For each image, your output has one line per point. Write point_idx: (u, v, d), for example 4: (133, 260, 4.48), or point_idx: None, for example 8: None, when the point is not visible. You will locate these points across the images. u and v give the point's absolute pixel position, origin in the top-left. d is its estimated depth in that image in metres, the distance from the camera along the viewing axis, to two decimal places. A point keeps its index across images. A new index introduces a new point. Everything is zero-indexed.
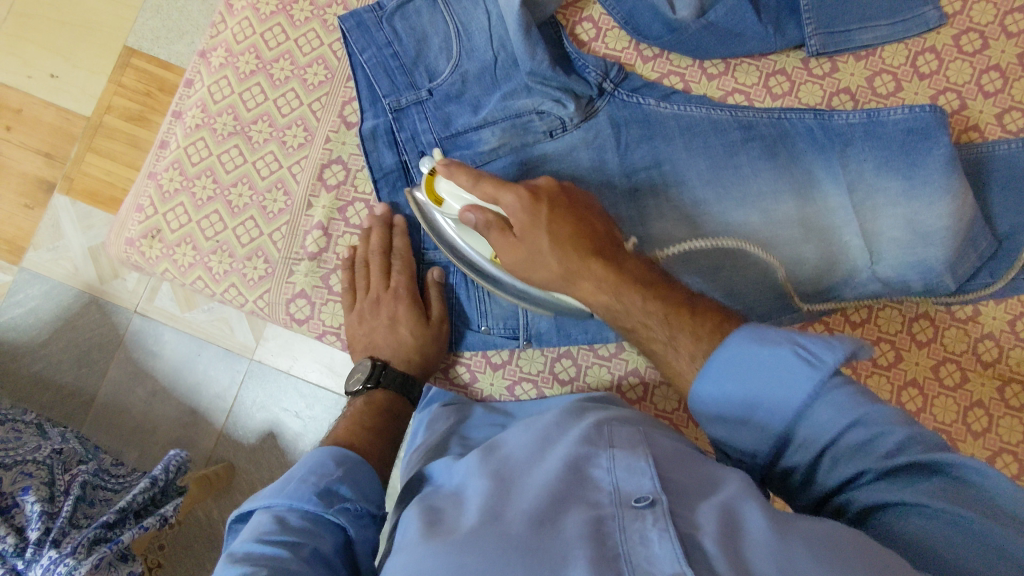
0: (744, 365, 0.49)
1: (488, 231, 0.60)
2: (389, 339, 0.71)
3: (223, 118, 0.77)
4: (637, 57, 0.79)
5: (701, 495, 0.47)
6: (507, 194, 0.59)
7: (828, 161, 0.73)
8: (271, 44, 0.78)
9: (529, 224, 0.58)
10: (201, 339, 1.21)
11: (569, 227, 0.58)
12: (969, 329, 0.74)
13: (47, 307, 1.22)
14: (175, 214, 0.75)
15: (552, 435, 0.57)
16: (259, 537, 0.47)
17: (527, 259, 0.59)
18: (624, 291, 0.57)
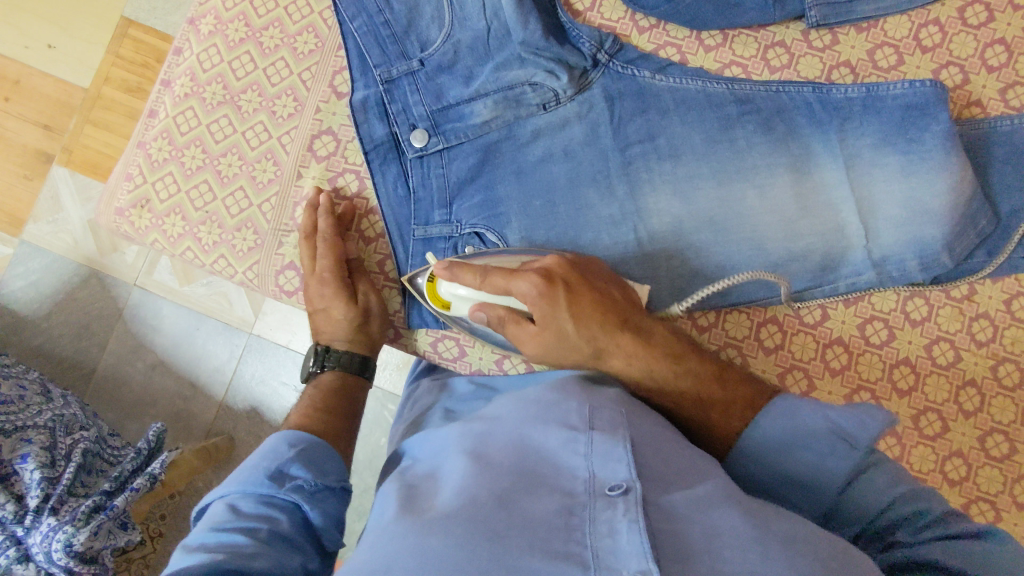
0: (783, 429, 0.56)
1: (504, 322, 0.64)
2: (328, 324, 0.72)
3: (212, 87, 0.76)
4: (633, 27, 0.77)
5: (673, 485, 0.49)
6: (521, 286, 0.62)
7: (827, 135, 0.72)
8: (260, 11, 0.77)
9: (547, 310, 0.62)
10: (200, 313, 1.21)
11: (590, 303, 0.62)
12: (963, 308, 0.73)
13: (47, 279, 1.22)
14: (164, 184, 0.75)
15: (535, 411, 0.58)
16: (213, 526, 0.49)
17: (555, 343, 0.64)
18: (655, 365, 0.62)
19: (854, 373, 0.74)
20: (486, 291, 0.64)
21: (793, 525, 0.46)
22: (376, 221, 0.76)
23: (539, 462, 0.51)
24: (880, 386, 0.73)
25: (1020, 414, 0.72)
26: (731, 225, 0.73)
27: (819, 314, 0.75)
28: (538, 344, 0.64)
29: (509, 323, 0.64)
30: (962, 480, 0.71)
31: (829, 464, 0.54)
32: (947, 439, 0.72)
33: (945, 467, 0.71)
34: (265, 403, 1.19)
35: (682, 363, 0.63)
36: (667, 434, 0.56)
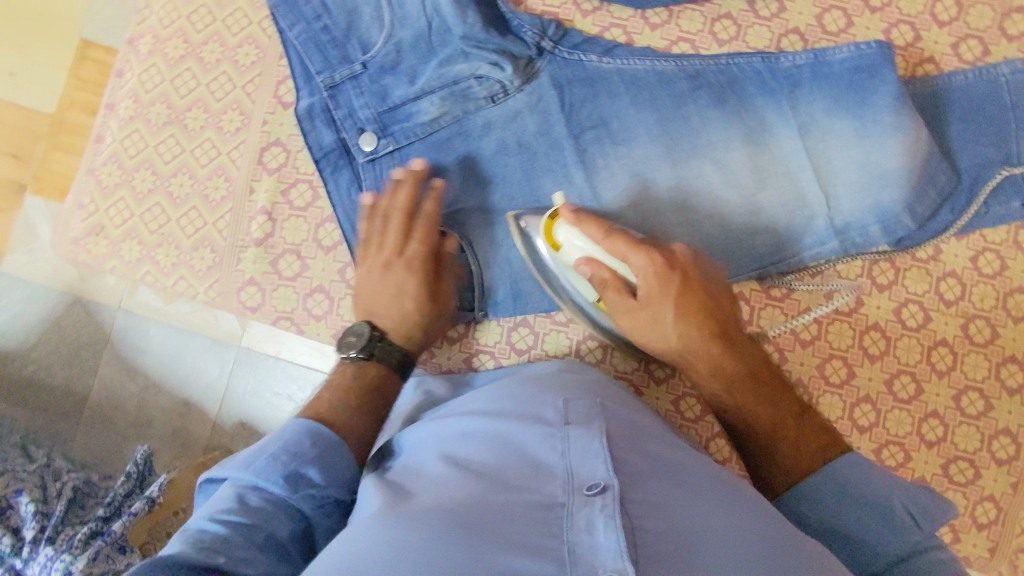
0: (841, 487, 0.54)
1: (605, 288, 0.64)
2: (391, 308, 0.68)
3: (156, 107, 0.75)
4: (576, 12, 0.76)
5: (650, 481, 0.47)
6: (640, 259, 0.62)
7: (779, 106, 0.71)
8: (198, 26, 0.76)
9: (657, 292, 0.62)
10: (185, 331, 1.19)
11: (695, 302, 0.62)
12: (930, 269, 0.73)
13: (31, 310, 1.22)
14: (117, 209, 0.74)
15: (514, 408, 0.56)
16: (220, 514, 0.47)
17: (647, 325, 0.63)
18: (736, 390, 0.62)
19: (824, 342, 0.73)
20: (604, 248, 0.64)
21: (767, 527, 0.45)
22: (332, 229, 0.74)
23: (516, 458, 0.50)
24: (851, 353, 0.73)
25: (994, 370, 0.71)
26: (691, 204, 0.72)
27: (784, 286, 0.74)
28: (631, 318, 0.64)
29: (607, 286, 0.64)
30: (939, 441, 0.71)
31: (878, 537, 0.51)
32: (922, 401, 0.71)
33: (922, 429, 0.71)
34: (261, 414, 1.16)
35: (754, 385, 0.62)
36: (642, 430, 0.55)
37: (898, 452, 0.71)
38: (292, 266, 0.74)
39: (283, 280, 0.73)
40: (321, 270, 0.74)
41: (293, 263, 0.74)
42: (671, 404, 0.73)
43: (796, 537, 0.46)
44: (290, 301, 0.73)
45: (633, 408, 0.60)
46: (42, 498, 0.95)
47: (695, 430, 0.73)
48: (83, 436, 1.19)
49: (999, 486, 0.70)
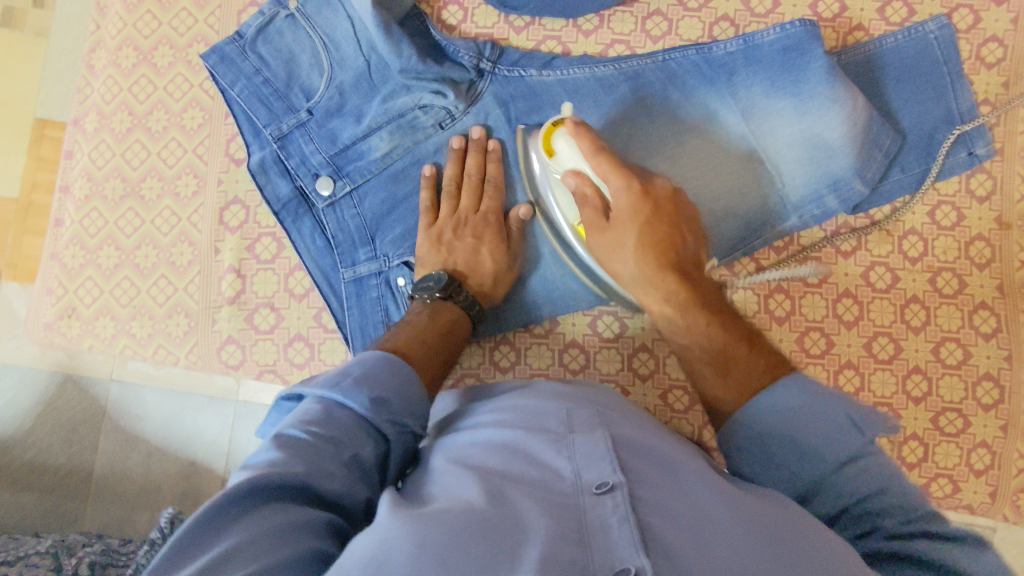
0: (775, 411, 0.50)
1: (584, 204, 0.63)
2: (469, 259, 0.69)
3: (111, 183, 0.75)
4: (509, 30, 0.77)
5: (657, 479, 0.47)
6: (622, 181, 0.61)
7: (719, 94, 0.72)
8: (140, 97, 0.76)
9: (627, 218, 0.62)
10: (182, 392, 1.17)
11: (658, 235, 0.62)
12: (891, 229, 0.74)
13: (22, 395, 1.20)
14: (86, 289, 0.75)
15: (515, 411, 0.54)
16: (307, 426, 0.46)
17: (613, 249, 0.63)
18: (689, 311, 0.60)
19: (800, 316, 0.74)
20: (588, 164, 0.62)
21: (775, 513, 0.45)
22: (302, 276, 0.74)
23: (521, 459, 0.48)
24: (827, 323, 0.74)
25: (967, 318, 0.73)
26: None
27: (753, 268, 0.75)
28: (598, 237, 0.63)
29: (585, 202, 0.63)
30: (925, 395, 0.72)
31: (817, 454, 0.48)
32: (902, 359, 0.72)
33: (907, 386, 0.72)
34: None
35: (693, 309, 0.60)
36: (640, 427, 0.55)
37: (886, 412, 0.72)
38: (268, 319, 0.74)
39: (260, 334, 0.74)
40: (297, 318, 0.74)
41: (268, 315, 0.74)
42: (659, 399, 0.74)
43: (800, 518, 0.46)
44: (270, 353, 0.74)
45: (628, 410, 0.59)
46: (55, 570, 0.90)
47: (686, 421, 0.74)
48: (93, 510, 1.18)
49: (990, 431, 0.71)
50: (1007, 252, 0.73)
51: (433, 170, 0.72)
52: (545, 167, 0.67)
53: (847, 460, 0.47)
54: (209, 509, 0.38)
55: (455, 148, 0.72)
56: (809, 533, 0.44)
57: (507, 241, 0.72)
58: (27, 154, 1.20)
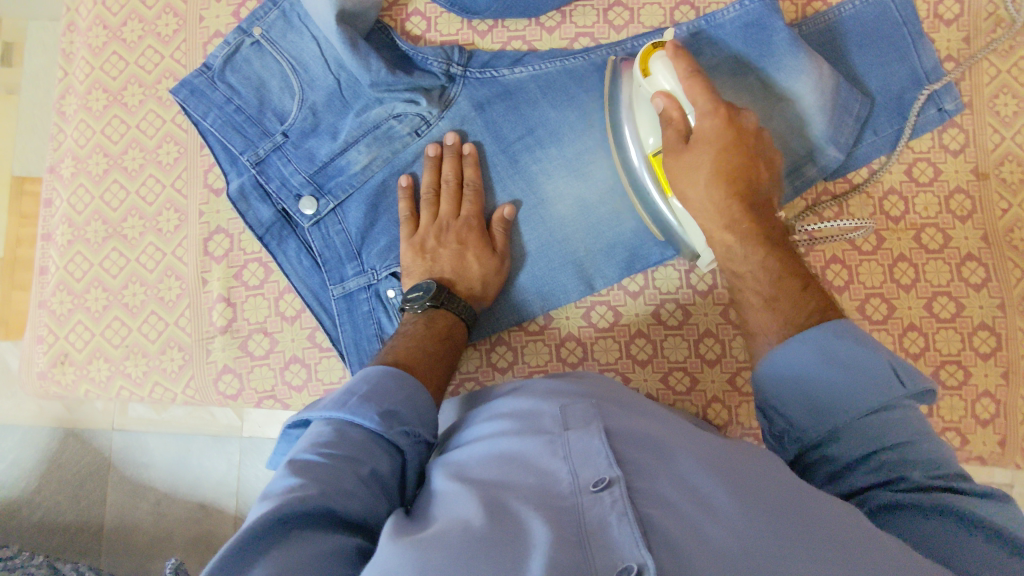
0: (824, 349, 0.53)
1: (667, 127, 0.64)
2: (455, 266, 0.69)
3: (93, 226, 0.75)
4: (473, 34, 0.77)
5: (655, 467, 0.46)
6: (709, 106, 0.62)
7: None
8: (114, 138, 0.76)
9: (711, 140, 0.62)
10: (185, 435, 1.16)
11: (738, 159, 0.62)
12: (870, 191, 0.75)
13: (26, 455, 1.19)
14: (76, 333, 0.74)
15: (511, 420, 0.54)
16: (319, 449, 0.46)
17: (689, 172, 0.63)
18: (751, 241, 0.62)
19: None
20: (681, 86, 0.64)
21: (780, 490, 0.44)
22: (293, 298, 0.74)
23: (519, 468, 0.48)
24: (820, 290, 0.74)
25: (955, 271, 0.73)
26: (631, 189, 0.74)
27: None
28: (674, 161, 0.64)
29: (667, 124, 0.64)
30: (923, 351, 0.72)
31: (855, 393, 0.50)
32: (897, 317, 0.73)
33: (905, 343, 0.72)
34: None
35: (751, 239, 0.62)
36: (636, 417, 0.54)
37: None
38: (262, 344, 0.74)
39: (256, 360, 0.73)
40: (291, 340, 0.74)
41: (262, 341, 0.74)
42: (660, 382, 0.74)
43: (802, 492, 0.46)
44: (268, 378, 0.74)
45: (627, 400, 0.59)
46: None
47: (690, 402, 0.74)
48: (109, 563, 1.17)
49: (992, 380, 0.72)
50: (987, 202, 0.74)
51: (410, 179, 0.73)
52: (637, 89, 0.69)
53: (882, 406, 0.50)
54: (231, 549, 0.37)
55: (430, 155, 0.73)
56: (825, 512, 0.43)
57: (491, 243, 0.72)
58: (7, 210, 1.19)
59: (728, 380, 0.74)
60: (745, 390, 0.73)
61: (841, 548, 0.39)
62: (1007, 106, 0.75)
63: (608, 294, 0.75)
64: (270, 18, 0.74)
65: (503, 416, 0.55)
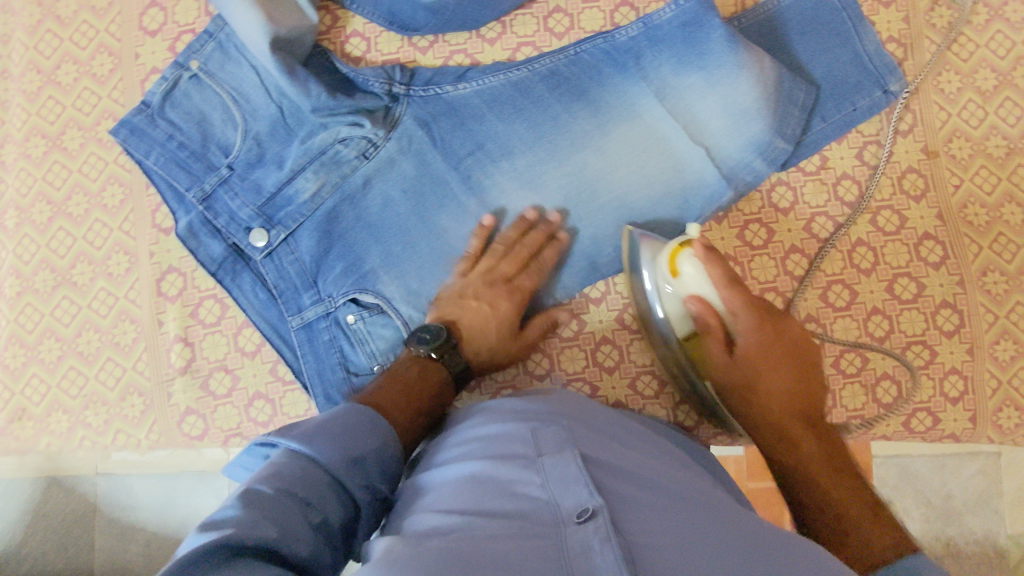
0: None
1: (706, 332, 0.63)
2: (476, 322, 0.68)
3: (41, 275, 0.74)
4: (414, 51, 0.77)
5: (634, 495, 0.46)
6: (752, 323, 0.62)
7: (627, 82, 0.72)
8: (56, 184, 0.75)
9: (761, 356, 0.62)
10: (168, 474, 1.14)
11: (793, 384, 0.61)
12: (824, 178, 0.75)
13: (7, 508, 1.17)
14: (33, 386, 0.73)
15: (482, 443, 0.53)
16: (276, 482, 0.45)
17: (742, 382, 0.62)
18: (810, 456, 0.58)
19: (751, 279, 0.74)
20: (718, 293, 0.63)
21: (760, 527, 0.45)
22: (251, 333, 0.73)
23: (495, 491, 0.47)
24: (780, 281, 0.74)
25: (913, 252, 0.73)
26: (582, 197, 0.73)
27: None
28: (722, 366, 0.63)
29: (708, 329, 0.63)
30: (888, 333, 0.72)
31: None
32: (859, 302, 0.73)
33: (869, 327, 0.72)
34: None
35: (798, 442, 0.59)
36: (612, 444, 0.54)
37: (854, 358, 0.72)
38: (224, 382, 0.72)
39: (219, 398, 0.72)
40: (253, 376, 0.72)
41: (224, 379, 0.72)
42: (629, 387, 0.73)
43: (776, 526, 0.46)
44: (233, 416, 0.72)
45: (600, 423, 0.59)
46: None
47: (660, 405, 0.73)
48: None
49: (957, 357, 0.72)
50: (938, 180, 0.74)
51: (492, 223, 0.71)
52: (657, 281, 0.67)
53: None
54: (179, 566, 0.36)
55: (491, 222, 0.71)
56: (803, 551, 0.43)
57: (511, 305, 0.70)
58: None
59: None
60: None
61: None
62: (950, 83, 0.75)
63: (571, 302, 0.74)
64: (206, 50, 0.73)
65: (474, 440, 0.54)
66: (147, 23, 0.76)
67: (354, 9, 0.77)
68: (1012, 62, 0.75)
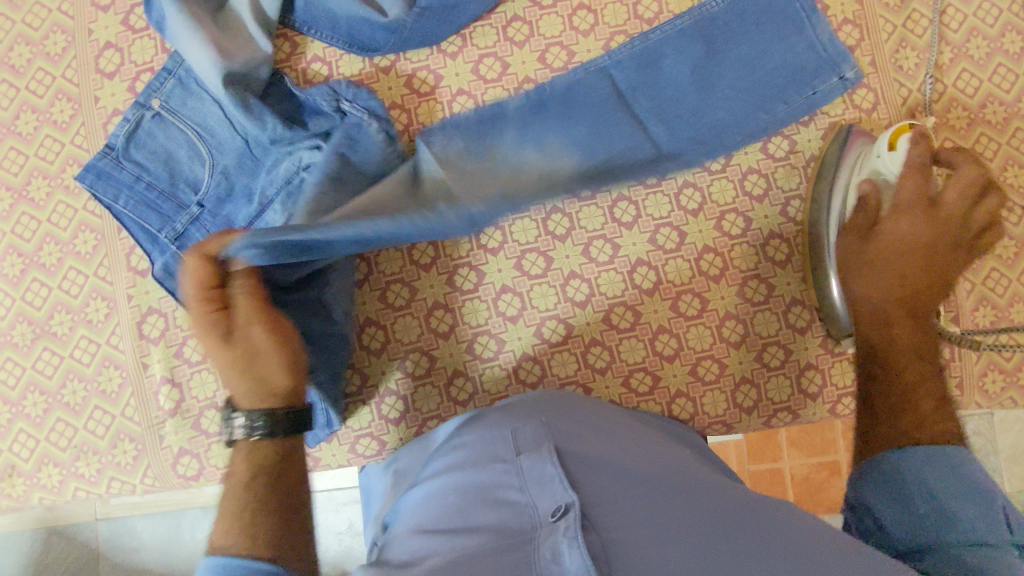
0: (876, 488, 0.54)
1: (864, 208, 0.67)
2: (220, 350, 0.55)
3: (19, 328, 0.73)
4: (377, 72, 0.77)
5: (607, 487, 0.48)
6: (912, 203, 0.63)
7: (517, 131, 0.71)
8: (26, 235, 0.74)
9: (906, 234, 0.63)
10: (171, 513, 1.13)
11: (918, 271, 0.62)
12: (794, 162, 0.75)
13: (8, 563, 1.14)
14: (20, 442, 0.72)
15: (470, 456, 0.55)
16: None
17: (868, 259, 0.64)
18: (900, 337, 0.59)
19: (733, 269, 0.74)
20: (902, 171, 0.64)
21: (733, 502, 0.46)
22: None
23: (479, 504, 0.49)
24: (762, 268, 0.74)
25: None
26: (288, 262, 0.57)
27: (676, 235, 0.74)
28: (856, 240, 0.66)
29: (866, 207, 0.66)
30: None
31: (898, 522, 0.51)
32: None
33: None
34: None
35: (894, 324, 0.60)
36: (594, 436, 0.55)
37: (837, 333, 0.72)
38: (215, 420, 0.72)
39: (212, 436, 0.72)
40: None
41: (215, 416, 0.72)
42: (622, 386, 0.74)
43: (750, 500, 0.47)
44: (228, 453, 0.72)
45: (582, 414, 0.60)
46: None
47: (654, 401, 0.74)
48: None
49: None
50: None
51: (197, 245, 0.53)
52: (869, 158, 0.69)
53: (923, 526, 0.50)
54: None
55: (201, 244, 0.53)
56: (774, 524, 0.43)
57: (276, 331, 0.54)
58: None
59: (690, 372, 0.74)
60: (708, 380, 0.73)
61: (788, 548, 0.40)
62: (908, 59, 0.76)
63: (556, 307, 0.74)
64: (166, 88, 0.72)
65: (462, 453, 0.56)
66: (104, 65, 0.76)
67: (313, 35, 0.76)
68: (966, 33, 0.76)
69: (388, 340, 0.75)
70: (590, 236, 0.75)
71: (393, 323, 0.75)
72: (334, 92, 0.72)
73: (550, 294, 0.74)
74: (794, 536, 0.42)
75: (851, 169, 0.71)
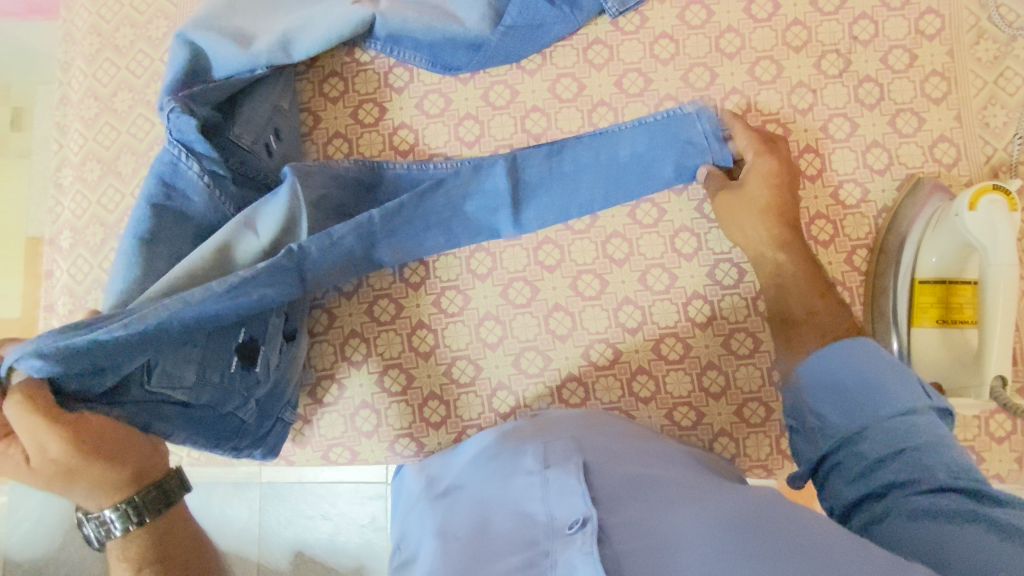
0: (837, 391, 0.60)
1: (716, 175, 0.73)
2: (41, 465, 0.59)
3: (92, 295, 0.76)
4: (456, 82, 0.79)
5: (624, 498, 0.47)
6: (759, 146, 0.72)
7: (322, 240, 0.66)
8: (111, 207, 0.78)
9: (766, 167, 0.71)
10: (203, 485, 1.16)
11: (782, 197, 0.71)
12: (864, 211, 0.74)
13: (50, 514, 1.17)
14: None
15: (499, 471, 0.56)
16: None
17: (741, 198, 0.71)
18: (800, 264, 0.69)
19: None
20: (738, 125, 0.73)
21: (750, 507, 0.45)
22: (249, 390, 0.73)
23: (505, 519, 0.49)
24: None
25: None
26: (114, 366, 0.57)
27: (735, 272, 0.74)
28: (728, 195, 0.72)
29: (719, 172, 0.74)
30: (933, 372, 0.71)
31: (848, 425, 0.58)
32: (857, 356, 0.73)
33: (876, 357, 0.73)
34: (301, 543, 1.14)
35: (789, 245, 0.70)
36: (619, 451, 0.55)
37: None
38: None
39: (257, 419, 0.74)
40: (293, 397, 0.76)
41: None
42: (665, 418, 0.73)
43: (767, 505, 0.46)
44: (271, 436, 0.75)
45: (609, 429, 0.60)
46: None
47: (695, 437, 0.73)
48: None
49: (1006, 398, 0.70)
50: None
51: None
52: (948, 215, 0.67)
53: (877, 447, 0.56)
54: None
55: None
56: (789, 532, 0.42)
57: (79, 447, 0.58)
58: (16, 271, 1.20)
59: (735, 412, 0.73)
60: (753, 422, 0.72)
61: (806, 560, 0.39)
62: (996, 117, 0.74)
63: (606, 331, 0.74)
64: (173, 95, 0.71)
65: (491, 469, 0.57)
66: None
67: (393, 53, 0.79)
68: None
69: (436, 346, 0.76)
70: (648, 263, 0.75)
71: (443, 329, 0.76)
72: (186, 136, 0.68)
73: (601, 317, 0.75)
74: (804, 537, 0.41)
75: (927, 224, 0.70)
